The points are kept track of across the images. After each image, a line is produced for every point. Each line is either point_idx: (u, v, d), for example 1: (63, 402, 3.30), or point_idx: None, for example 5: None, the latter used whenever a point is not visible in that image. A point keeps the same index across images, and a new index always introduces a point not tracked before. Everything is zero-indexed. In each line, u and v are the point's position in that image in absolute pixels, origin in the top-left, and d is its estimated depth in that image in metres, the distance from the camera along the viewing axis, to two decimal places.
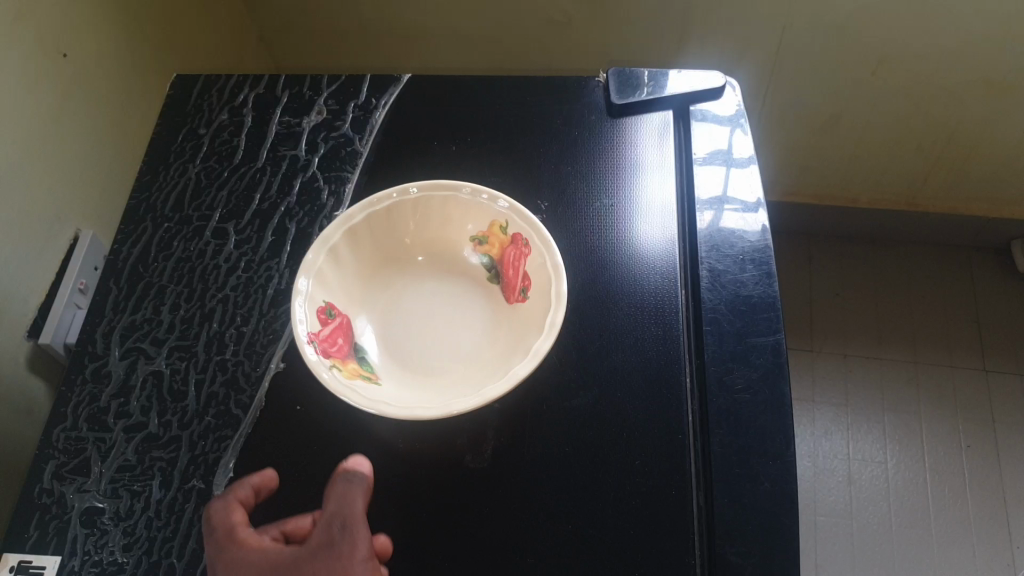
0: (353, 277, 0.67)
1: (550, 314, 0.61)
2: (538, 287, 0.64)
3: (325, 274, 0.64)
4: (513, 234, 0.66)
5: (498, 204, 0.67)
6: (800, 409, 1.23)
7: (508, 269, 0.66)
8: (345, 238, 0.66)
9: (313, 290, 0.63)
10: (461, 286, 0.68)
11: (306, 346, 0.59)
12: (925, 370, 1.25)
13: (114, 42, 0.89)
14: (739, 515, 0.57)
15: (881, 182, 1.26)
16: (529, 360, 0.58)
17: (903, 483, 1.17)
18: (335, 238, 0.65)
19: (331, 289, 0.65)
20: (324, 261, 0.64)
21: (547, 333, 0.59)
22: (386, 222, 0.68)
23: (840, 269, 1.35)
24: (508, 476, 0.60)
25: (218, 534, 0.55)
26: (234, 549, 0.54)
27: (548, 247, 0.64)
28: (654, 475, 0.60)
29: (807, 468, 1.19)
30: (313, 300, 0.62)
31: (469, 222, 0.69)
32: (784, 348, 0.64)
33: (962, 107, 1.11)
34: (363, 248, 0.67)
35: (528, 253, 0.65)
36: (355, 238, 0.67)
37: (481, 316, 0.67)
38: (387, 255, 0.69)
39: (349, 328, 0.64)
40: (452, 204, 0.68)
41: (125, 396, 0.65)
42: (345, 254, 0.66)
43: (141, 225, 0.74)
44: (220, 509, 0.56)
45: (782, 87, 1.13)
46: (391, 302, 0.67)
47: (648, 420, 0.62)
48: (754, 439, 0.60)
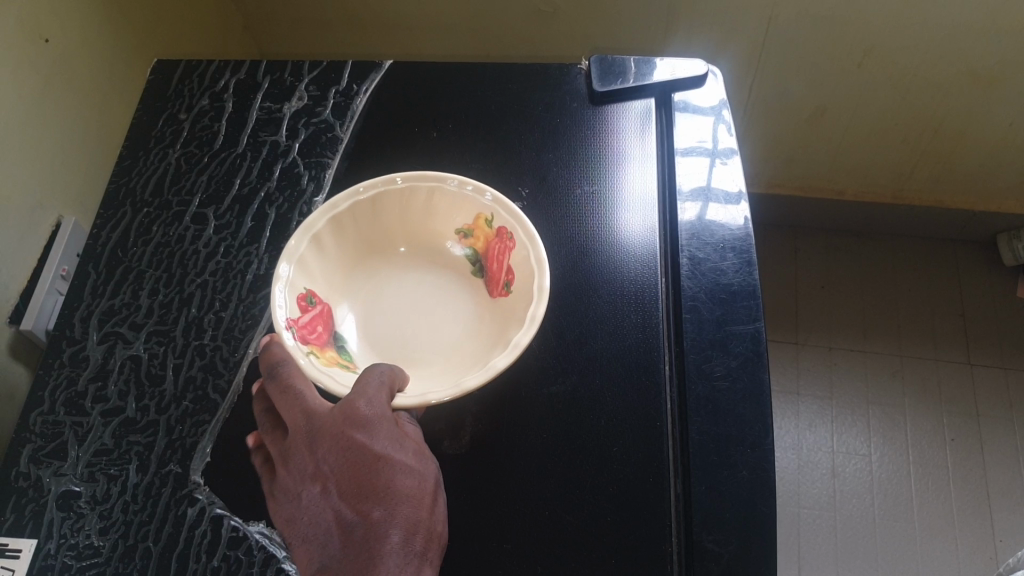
0: (335, 267, 0.67)
1: (532, 306, 0.60)
2: (521, 280, 0.64)
3: (307, 262, 0.64)
4: (496, 227, 0.66)
5: (482, 197, 0.66)
6: (785, 401, 1.23)
7: (492, 262, 0.66)
8: (329, 226, 0.65)
9: (295, 278, 0.63)
10: (445, 280, 0.68)
11: (284, 333, 0.59)
12: (910, 363, 1.25)
13: (97, 25, 0.88)
14: (717, 502, 0.57)
15: (868, 174, 1.27)
16: (507, 354, 0.58)
17: (886, 476, 1.17)
18: (319, 226, 0.64)
19: (313, 277, 0.64)
20: (307, 249, 0.64)
21: (529, 325, 0.59)
22: (370, 212, 0.67)
23: (826, 262, 1.35)
24: (485, 462, 0.60)
25: (376, 376, 0.56)
26: (387, 406, 0.56)
27: (530, 239, 0.63)
28: (633, 461, 0.60)
29: (791, 460, 1.19)
30: (294, 288, 0.62)
31: (455, 215, 0.68)
32: (763, 336, 0.64)
33: (949, 99, 1.11)
34: (347, 238, 0.67)
35: (511, 246, 0.65)
36: (339, 226, 0.66)
37: (467, 308, 0.67)
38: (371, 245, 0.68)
39: (329, 316, 0.64)
40: (436, 195, 0.67)
41: (103, 379, 0.65)
42: (327, 242, 0.66)
43: (121, 210, 0.74)
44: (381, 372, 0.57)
45: (770, 78, 1.13)
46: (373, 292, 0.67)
47: (625, 407, 0.62)
48: (733, 427, 0.60)
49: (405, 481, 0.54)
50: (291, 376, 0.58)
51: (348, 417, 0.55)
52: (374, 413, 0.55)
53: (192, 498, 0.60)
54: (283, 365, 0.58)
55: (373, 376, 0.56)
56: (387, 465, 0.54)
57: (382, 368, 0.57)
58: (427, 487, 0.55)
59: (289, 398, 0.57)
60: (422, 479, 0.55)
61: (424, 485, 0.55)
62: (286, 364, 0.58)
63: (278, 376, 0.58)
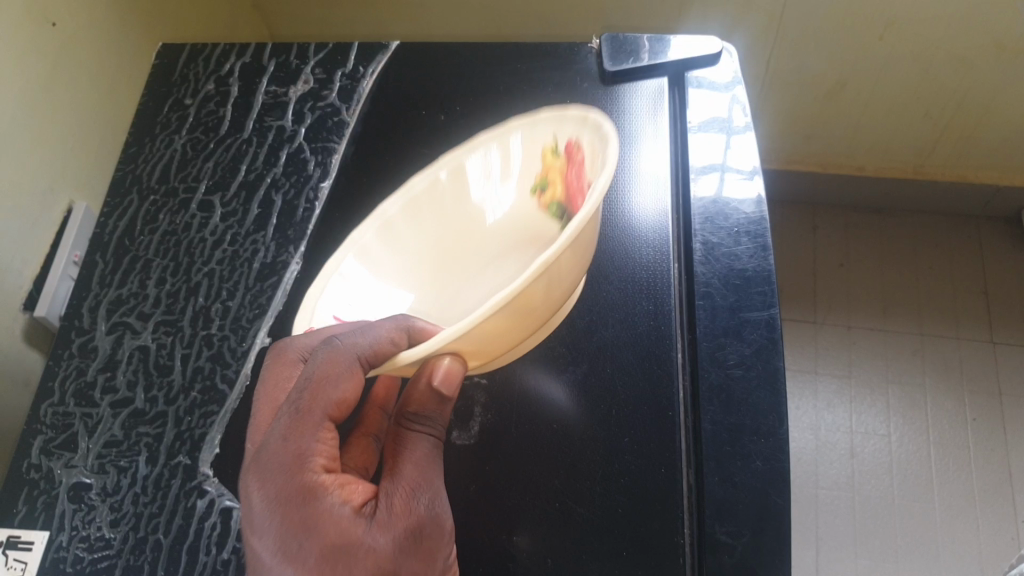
0: (412, 266, 0.67)
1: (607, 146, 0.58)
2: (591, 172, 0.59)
3: (366, 258, 0.65)
4: (572, 143, 0.63)
5: (549, 123, 0.65)
6: (802, 382, 1.22)
7: (573, 199, 0.61)
8: (404, 210, 0.67)
9: (352, 268, 0.65)
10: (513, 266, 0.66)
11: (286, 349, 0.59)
12: (930, 342, 1.23)
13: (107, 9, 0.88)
14: (730, 492, 0.56)
15: (888, 150, 1.24)
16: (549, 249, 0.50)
17: (906, 456, 1.16)
18: (392, 209, 0.67)
19: (379, 274, 0.66)
20: (371, 239, 0.66)
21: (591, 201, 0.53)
22: (450, 205, 0.68)
23: (846, 240, 1.33)
24: (495, 452, 0.60)
25: (298, 392, 0.46)
26: (303, 440, 0.45)
27: (589, 113, 0.61)
28: (644, 452, 0.59)
29: (809, 440, 1.18)
30: (348, 279, 0.64)
31: (529, 160, 0.67)
32: (779, 322, 0.62)
33: (972, 71, 1.08)
34: (424, 230, 0.68)
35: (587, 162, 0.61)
36: (413, 209, 0.68)
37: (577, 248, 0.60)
38: (458, 247, 0.68)
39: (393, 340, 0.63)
40: (511, 148, 0.67)
41: (112, 370, 0.65)
42: (396, 235, 0.67)
43: (127, 198, 0.74)
44: (320, 369, 0.47)
45: (787, 52, 1.10)
46: (450, 300, 0.66)
47: (636, 393, 0.61)
48: (747, 417, 0.59)
49: (315, 557, 0.42)
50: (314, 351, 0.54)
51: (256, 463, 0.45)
52: (287, 449, 0.44)
53: (201, 489, 0.60)
54: (299, 340, 0.55)
55: (306, 384, 0.46)
56: (291, 533, 0.43)
57: (332, 358, 0.47)
58: (356, 560, 0.42)
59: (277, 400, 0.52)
60: (344, 554, 0.42)
61: (347, 558, 0.42)
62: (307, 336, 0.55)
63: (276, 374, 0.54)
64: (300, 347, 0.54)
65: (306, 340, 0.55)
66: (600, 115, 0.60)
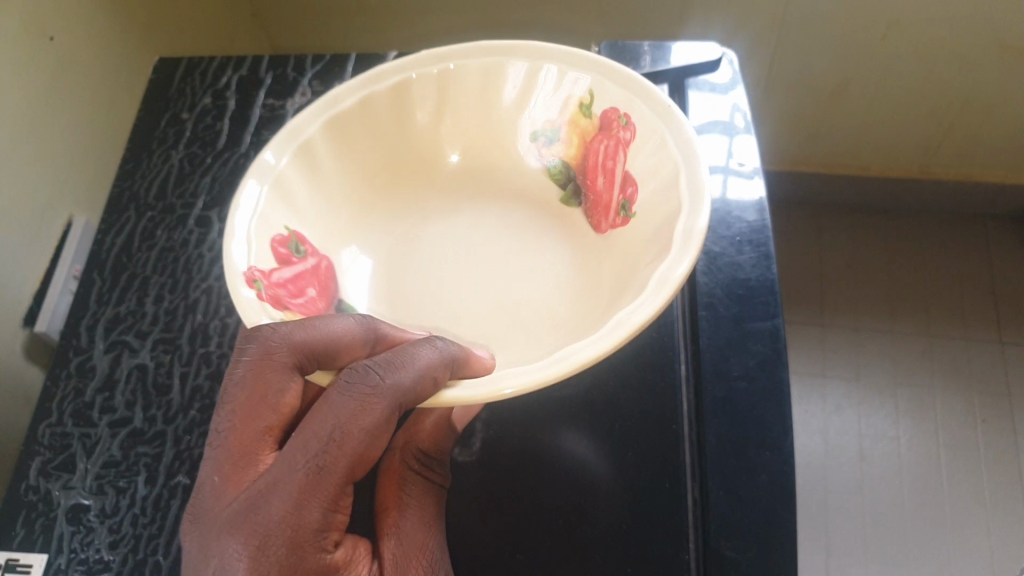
0: (350, 178, 0.63)
1: (672, 132, 0.56)
2: (660, 172, 0.55)
3: (308, 159, 0.61)
4: (620, 115, 0.60)
5: (605, 81, 0.60)
6: (809, 385, 1.21)
7: (591, 171, 0.62)
8: (358, 106, 0.62)
9: (291, 169, 0.59)
10: (474, 215, 0.65)
11: (240, 288, 0.50)
12: (939, 343, 1.22)
13: (106, 20, 0.87)
14: (735, 507, 0.56)
15: (892, 150, 1.23)
16: (636, 303, 0.46)
17: (915, 459, 1.14)
18: (347, 100, 0.62)
19: (315, 182, 0.61)
20: (317, 135, 0.61)
21: (691, 242, 0.48)
22: (410, 115, 0.65)
23: (852, 241, 1.31)
24: (499, 468, 0.59)
25: (319, 441, 0.40)
26: (316, 505, 0.40)
27: (668, 104, 0.57)
28: (649, 467, 0.58)
29: (817, 444, 1.17)
30: (284, 188, 0.59)
31: (555, 99, 0.63)
32: (783, 333, 0.61)
33: (976, 71, 1.06)
34: (372, 145, 0.64)
35: (626, 138, 0.59)
36: (369, 108, 0.63)
37: (587, 226, 0.61)
38: (402, 165, 0.66)
39: (331, 266, 0.59)
40: (538, 75, 0.63)
41: (110, 390, 0.65)
42: (344, 140, 0.62)
43: (124, 214, 0.74)
44: (352, 413, 0.41)
45: (790, 53, 1.09)
46: (390, 232, 0.64)
47: (639, 406, 0.61)
48: (752, 429, 0.58)
49: None
50: (306, 349, 0.45)
51: (250, 523, 0.40)
52: (298, 513, 0.40)
53: None
54: (284, 329, 0.45)
55: (333, 431, 0.41)
56: None
57: (369, 402, 0.41)
58: None
59: (254, 413, 0.44)
60: None
61: None
62: (289, 324, 0.45)
63: (255, 376, 0.44)
64: (292, 342, 0.44)
65: (299, 331, 0.45)
66: (688, 124, 0.55)
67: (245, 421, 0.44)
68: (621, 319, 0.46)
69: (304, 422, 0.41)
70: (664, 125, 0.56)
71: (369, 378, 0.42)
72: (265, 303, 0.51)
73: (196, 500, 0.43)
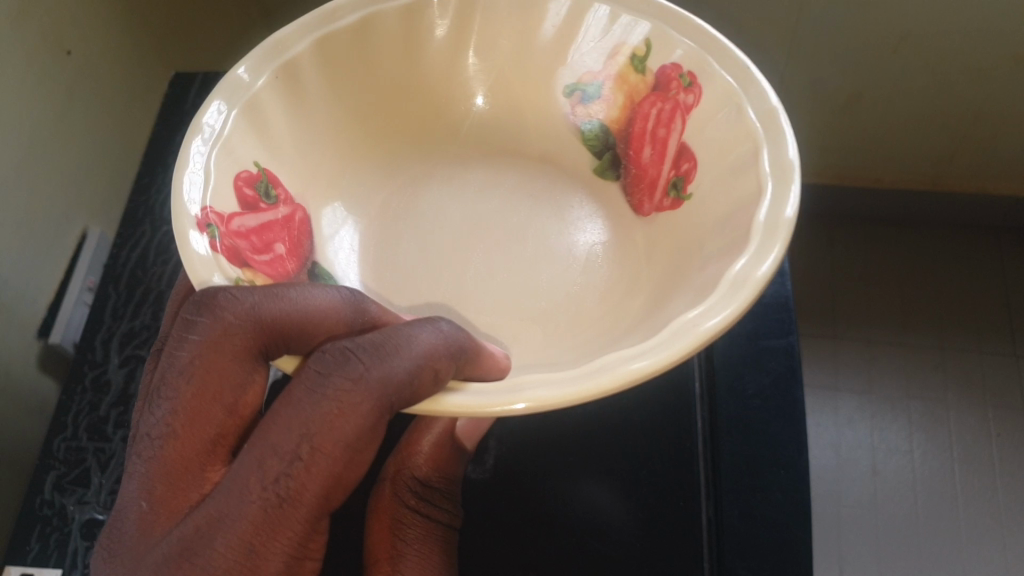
0: (336, 110, 0.60)
1: (753, 104, 0.51)
2: (732, 145, 0.52)
3: (290, 78, 0.57)
4: (683, 73, 0.56)
5: (670, 32, 0.57)
6: (822, 398, 1.20)
7: (637, 141, 0.58)
8: (354, 24, 0.59)
9: (266, 90, 0.56)
10: (469, 171, 0.63)
11: (191, 230, 0.46)
12: (952, 356, 1.21)
13: (124, 35, 0.87)
14: (750, 527, 0.56)
15: (905, 163, 1.22)
16: (705, 306, 0.41)
17: (930, 474, 1.13)
18: (343, 18, 0.59)
19: (297, 110, 0.58)
20: (303, 53, 0.58)
21: (779, 235, 0.43)
22: (420, 48, 0.63)
23: (863, 252, 1.31)
24: (513, 486, 0.60)
25: (286, 450, 0.39)
26: (285, 517, 0.39)
27: (748, 65, 0.53)
28: (665, 488, 0.59)
29: (830, 458, 1.16)
30: (253, 110, 0.55)
31: (602, 52, 0.60)
32: (797, 350, 0.62)
33: (990, 85, 1.05)
34: (363, 78, 0.61)
35: (692, 102, 0.55)
36: (366, 28, 0.60)
37: (626, 206, 0.58)
38: (398, 111, 0.63)
39: (307, 218, 0.56)
40: (585, 14, 0.60)
41: (124, 404, 0.65)
42: (333, 65, 0.59)
43: (140, 228, 0.74)
44: (327, 416, 0.40)
45: (804, 64, 1.09)
46: (378, 181, 0.61)
47: (653, 422, 0.61)
48: (766, 447, 0.58)
49: None
50: (272, 328, 0.42)
51: (211, 536, 0.39)
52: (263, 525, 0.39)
53: None
54: (250, 302, 0.42)
55: (303, 438, 0.39)
56: None
57: (345, 406, 0.40)
58: None
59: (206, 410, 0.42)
60: None
61: None
62: (256, 294, 0.42)
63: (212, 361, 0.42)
64: (259, 318, 0.42)
65: (269, 303, 0.42)
66: (772, 92, 0.51)
67: (198, 420, 0.41)
68: (687, 327, 0.40)
69: (261, 435, 0.40)
70: (740, 91, 0.52)
71: (350, 366, 0.40)
72: (219, 253, 0.47)
73: (133, 520, 0.41)
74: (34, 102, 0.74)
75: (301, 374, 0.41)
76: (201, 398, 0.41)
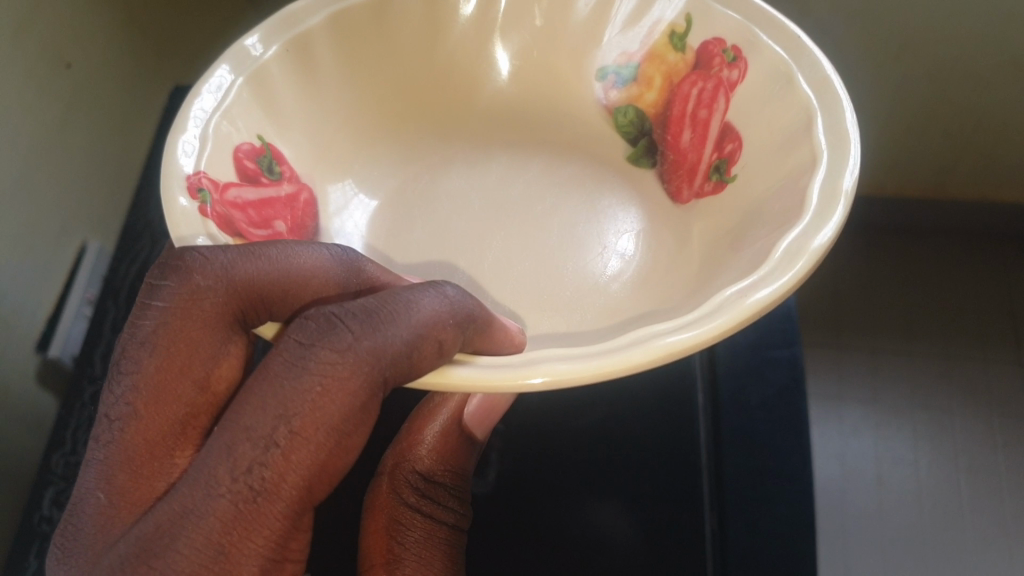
0: (351, 89, 0.61)
1: (815, 70, 0.51)
2: (779, 121, 0.51)
3: (301, 51, 0.58)
4: (726, 49, 0.56)
5: (713, 9, 0.56)
6: (827, 408, 1.19)
7: (675, 124, 0.57)
8: (365, 6, 0.60)
9: (275, 63, 0.57)
10: (493, 157, 0.61)
11: (179, 195, 0.48)
12: (957, 365, 1.20)
13: (125, 47, 0.87)
14: (753, 540, 0.56)
15: (908, 171, 1.22)
16: (751, 280, 0.40)
17: (936, 484, 1.12)
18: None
19: (309, 86, 0.59)
20: (317, 27, 0.59)
21: (837, 204, 0.43)
22: (438, 38, 0.63)
23: (868, 259, 1.30)
24: (515, 497, 0.60)
25: (263, 430, 0.37)
26: (264, 502, 0.37)
27: (800, 40, 0.53)
28: (668, 498, 0.58)
29: (835, 468, 1.15)
30: (260, 84, 0.56)
31: (640, 34, 0.60)
32: (801, 361, 0.61)
33: (994, 92, 1.05)
34: (383, 62, 0.62)
35: (735, 79, 0.55)
36: (384, 10, 0.61)
37: (664, 192, 0.56)
38: (424, 96, 0.63)
39: (313, 199, 0.56)
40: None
41: None
42: (348, 45, 0.60)
43: (141, 242, 0.75)
44: (309, 389, 0.38)
45: None
46: (399, 164, 0.61)
47: (660, 437, 0.60)
48: (771, 459, 0.58)
49: None
50: (245, 290, 0.42)
51: (180, 526, 0.37)
52: (238, 511, 0.37)
53: None
54: (221, 261, 0.42)
55: (280, 416, 0.38)
56: None
57: (330, 379, 0.38)
58: None
59: (176, 386, 0.42)
60: None
61: None
62: (229, 254, 0.43)
63: (183, 331, 0.42)
64: (231, 279, 0.42)
65: (243, 262, 0.42)
66: (824, 61, 0.52)
67: (165, 399, 0.41)
68: (729, 299, 0.39)
69: (234, 417, 0.38)
70: (791, 62, 0.52)
71: (337, 338, 0.39)
72: (208, 217, 0.48)
73: (92, 514, 0.40)
74: (37, 114, 0.74)
75: (281, 348, 0.40)
76: (167, 376, 0.41)
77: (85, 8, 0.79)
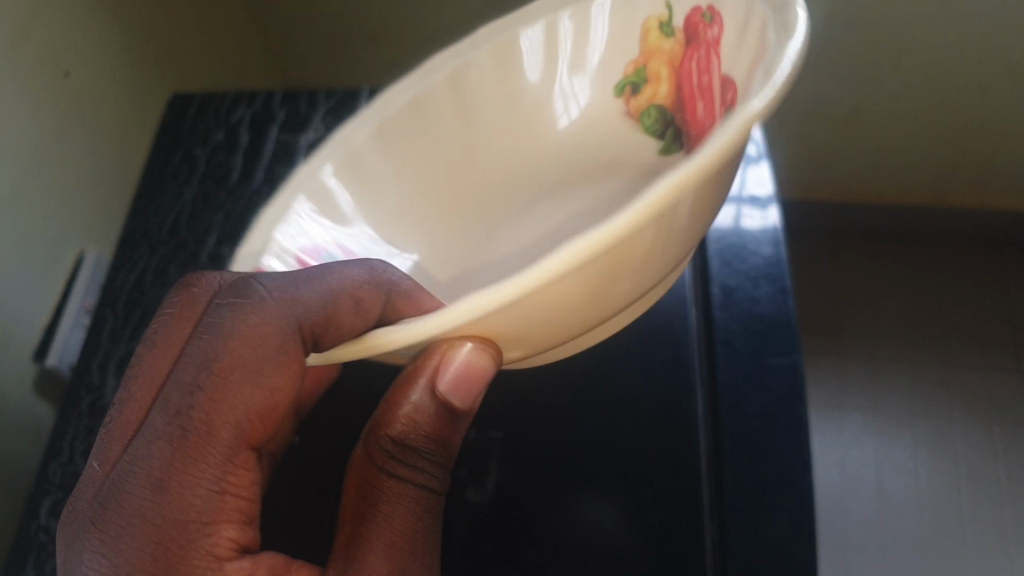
0: (406, 192, 0.59)
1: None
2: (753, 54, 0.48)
3: (354, 165, 0.57)
4: (705, 13, 0.54)
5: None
6: (827, 417, 1.19)
7: (687, 103, 0.55)
8: (408, 104, 0.58)
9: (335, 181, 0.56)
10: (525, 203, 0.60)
11: None
12: (957, 372, 1.20)
13: (124, 57, 0.88)
14: (753, 548, 0.55)
15: (904, 180, 1.22)
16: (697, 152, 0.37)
17: (936, 492, 1.12)
18: (398, 100, 0.59)
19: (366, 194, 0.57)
20: (363, 141, 0.57)
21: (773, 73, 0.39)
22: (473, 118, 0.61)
23: (864, 269, 1.30)
24: (515, 507, 0.59)
25: (189, 375, 0.39)
26: (196, 439, 0.38)
27: None
28: (667, 507, 0.58)
29: (835, 476, 1.15)
30: (321, 197, 0.56)
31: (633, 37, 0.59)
32: (802, 368, 0.61)
33: (989, 100, 1.05)
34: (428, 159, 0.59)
35: (720, 34, 0.52)
36: (420, 105, 0.59)
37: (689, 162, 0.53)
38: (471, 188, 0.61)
39: None
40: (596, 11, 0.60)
41: None
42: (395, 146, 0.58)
43: (137, 253, 0.76)
44: (229, 336, 0.40)
45: (800, 82, 1.09)
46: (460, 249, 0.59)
47: (661, 449, 0.60)
48: (771, 467, 0.57)
49: None
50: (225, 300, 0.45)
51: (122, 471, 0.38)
52: (171, 453, 0.38)
53: None
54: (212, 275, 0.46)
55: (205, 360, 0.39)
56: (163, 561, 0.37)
57: (249, 327, 0.40)
58: None
59: None
60: None
61: None
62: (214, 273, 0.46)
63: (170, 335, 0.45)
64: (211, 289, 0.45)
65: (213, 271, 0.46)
66: None
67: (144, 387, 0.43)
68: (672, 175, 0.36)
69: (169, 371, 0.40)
70: None
71: (250, 292, 0.41)
72: None
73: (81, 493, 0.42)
74: (34, 124, 0.74)
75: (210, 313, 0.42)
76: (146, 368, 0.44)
77: (85, 18, 0.80)
